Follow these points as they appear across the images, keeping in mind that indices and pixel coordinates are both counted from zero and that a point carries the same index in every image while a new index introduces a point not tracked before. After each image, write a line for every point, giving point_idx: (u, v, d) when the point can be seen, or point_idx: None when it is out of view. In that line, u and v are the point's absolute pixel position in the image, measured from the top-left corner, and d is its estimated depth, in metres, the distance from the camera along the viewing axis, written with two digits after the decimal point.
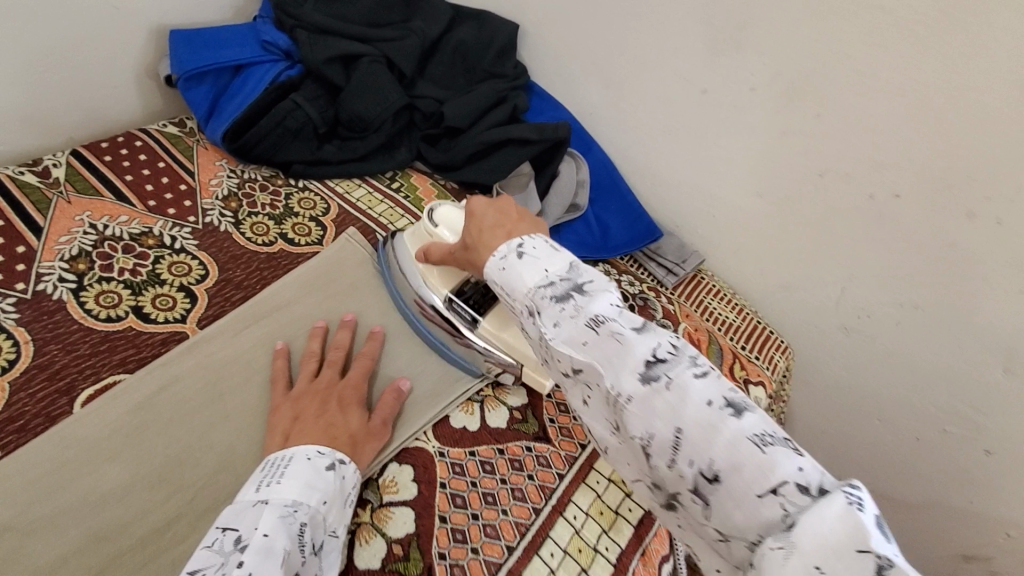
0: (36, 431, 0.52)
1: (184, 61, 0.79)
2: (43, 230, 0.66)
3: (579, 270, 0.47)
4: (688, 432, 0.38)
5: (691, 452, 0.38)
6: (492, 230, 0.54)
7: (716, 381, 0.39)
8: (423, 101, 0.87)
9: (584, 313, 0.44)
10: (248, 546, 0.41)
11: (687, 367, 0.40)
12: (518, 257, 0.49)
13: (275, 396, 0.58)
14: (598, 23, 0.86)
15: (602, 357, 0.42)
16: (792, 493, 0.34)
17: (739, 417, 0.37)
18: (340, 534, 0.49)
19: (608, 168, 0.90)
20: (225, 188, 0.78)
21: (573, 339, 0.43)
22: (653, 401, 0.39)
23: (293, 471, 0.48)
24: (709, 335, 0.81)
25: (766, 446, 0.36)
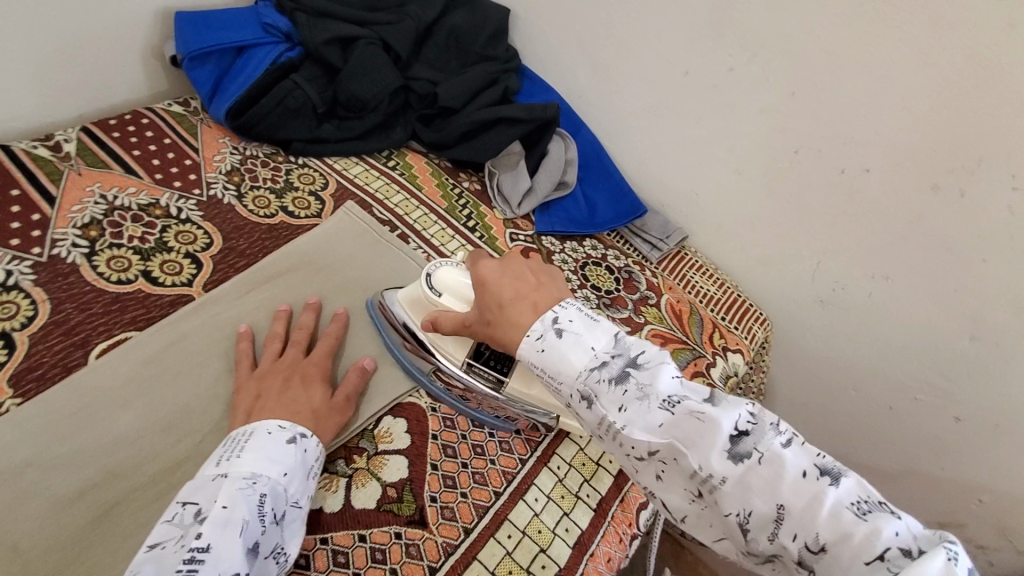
0: (53, 380, 0.56)
1: (188, 42, 0.83)
2: (56, 200, 0.70)
3: (628, 345, 0.48)
4: (789, 506, 0.39)
5: (794, 525, 0.39)
6: (516, 301, 0.53)
7: (801, 449, 0.41)
8: (418, 82, 0.91)
9: (653, 393, 0.45)
10: (206, 518, 0.43)
11: (772, 438, 0.41)
12: (560, 337, 0.49)
13: (238, 376, 0.59)
14: (586, 8, 0.89)
15: (684, 437, 0.43)
16: (897, 557, 0.35)
17: (834, 484, 0.39)
18: (304, 504, 0.50)
19: (596, 148, 0.94)
20: (228, 163, 0.82)
21: (648, 423, 0.44)
22: (747, 477, 0.41)
23: (254, 444, 0.50)
24: (690, 306, 0.85)
25: (865, 512, 0.38)
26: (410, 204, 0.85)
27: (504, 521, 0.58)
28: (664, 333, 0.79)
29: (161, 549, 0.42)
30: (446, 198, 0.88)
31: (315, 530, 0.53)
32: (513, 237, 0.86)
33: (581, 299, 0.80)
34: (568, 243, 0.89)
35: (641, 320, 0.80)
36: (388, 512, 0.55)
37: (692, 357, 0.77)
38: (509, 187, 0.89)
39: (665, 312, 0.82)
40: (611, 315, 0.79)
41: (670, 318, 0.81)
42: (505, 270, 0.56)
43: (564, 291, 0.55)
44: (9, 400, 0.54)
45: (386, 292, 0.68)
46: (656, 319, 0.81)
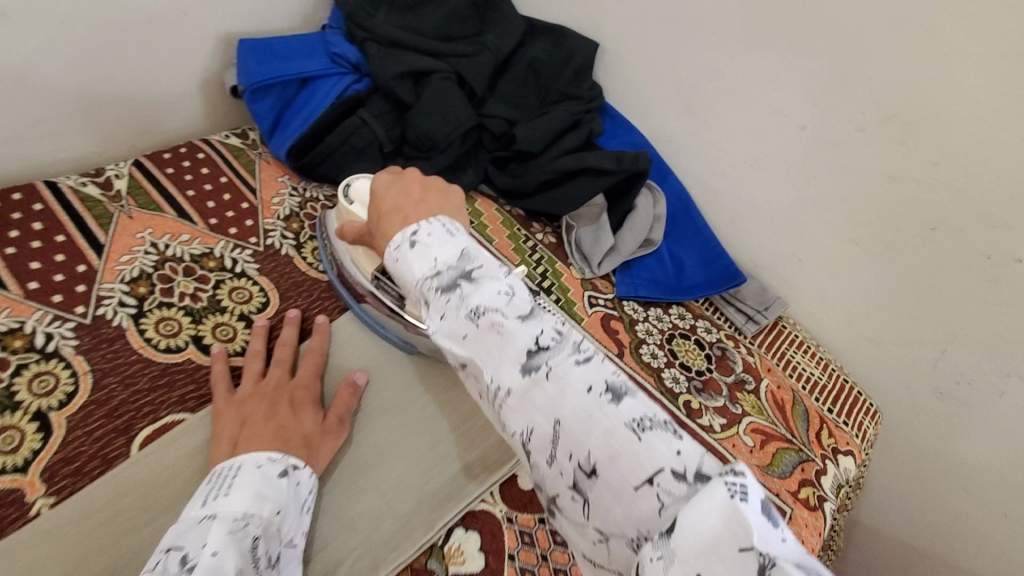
0: (91, 475, 0.49)
1: (251, 73, 0.76)
2: (104, 248, 0.64)
3: (470, 258, 0.45)
4: (565, 425, 0.36)
5: (570, 445, 0.36)
6: (392, 214, 0.51)
7: (598, 367, 0.39)
8: (493, 121, 0.82)
9: (468, 301, 0.42)
10: (196, 565, 0.37)
11: (569, 355, 0.39)
12: (410, 246, 0.47)
13: (217, 402, 0.54)
14: (686, 46, 0.80)
15: (484, 349, 0.40)
16: (667, 482, 0.33)
17: (617, 402, 0.37)
18: (296, 544, 0.46)
19: (685, 201, 0.84)
20: (286, 207, 0.75)
21: (455, 332, 0.41)
22: (532, 392, 0.38)
23: (240, 482, 0.45)
24: (793, 395, 0.74)
25: (644, 430, 0.35)
26: None
27: None
28: (765, 428, 0.69)
29: None
30: (519, 252, 0.80)
31: None
32: (593, 302, 0.77)
33: (669, 380, 0.71)
34: (652, 310, 0.79)
35: (738, 410, 0.70)
36: None
37: (799, 460, 0.67)
38: (590, 244, 0.80)
39: (765, 402, 0.72)
40: (703, 402, 0.70)
41: (771, 409, 0.71)
42: (395, 180, 0.54)
43: (447, 211, 0.51)
44: (42, 499, 0.47)
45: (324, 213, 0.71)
46: (755, 409, 0.71)
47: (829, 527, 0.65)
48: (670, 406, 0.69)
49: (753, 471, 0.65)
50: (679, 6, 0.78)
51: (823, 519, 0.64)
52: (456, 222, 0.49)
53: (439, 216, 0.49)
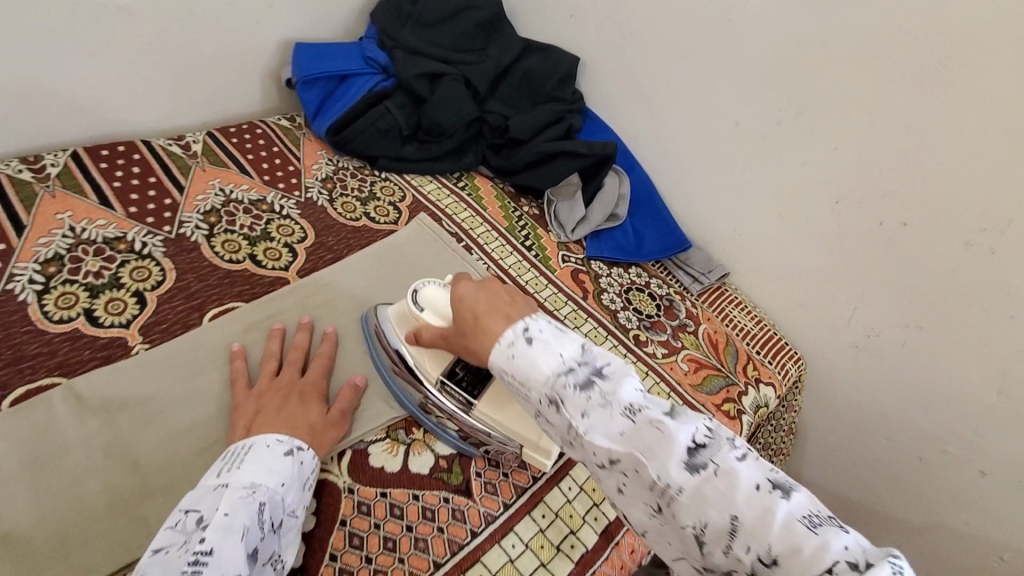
0: (174, 334, 0.66)
1: (302, 67, 0.96)
2: (185, 188, 0.82)
3: (595, 355, 0.50)
4: (744, 519, 0.39)
5: (748, 538, 0.39)
6: (490, 314, 0.55)
7: (755, 463, 0.42)
8: (492, 115, 1.02)
9: (615, 400, 0.46)
10: (209, 525, 0.45)
11: (729, 453, 0.43)
12: (529, 343, 0.50)
13: (237, 394, 0.61)
14: (648, 59, 0.99)
15: (643, 446, 0.44)
16: (845, 570, 0.36)
17: (787, 497, 0.40)
18: (299, 514, 0.53)
19: (646, 185, 1.02)
20: (324, 172, 0.94)
21: (609, 430, 0.45)
22: (705, 489, 0.41)
23: (252, 457, 0.52)
24: (726, 338, 0.90)
25: (816, 526, 0.38)
26: (474, 221, 0.95)
27: (539, 501, 0.64)
28: (699, 359, 0.85)
29: (167, 554, 0.44)
30: (508, 219, 0.98)
31: (376, 484, 0.61)
32: (565, 259, 0.94)
33: (623, 318, 0.87)
34: (615, 269, 0.96)
35: (678, 343, 0.86)
36: (438, 479, 0.63)
37: (724, 384, 0.82)
38: (565, 214, 0.97)
39: (701, 340, 0.87)
40: (650, 336, 0.86)
41: (706, 346, 0.87)
42: (482, 287, 0.58)
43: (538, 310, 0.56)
44: (139, 344, 0.64)
45: (380, 307, 0.71)
46: (693, 345, 0.86)
47: (746, 434, 0.80)
48: (622, 337, 0.84)
49: (685, 388, 0.80)
50: (643, 27, 0.97)
51: (740, 427, 0.79)
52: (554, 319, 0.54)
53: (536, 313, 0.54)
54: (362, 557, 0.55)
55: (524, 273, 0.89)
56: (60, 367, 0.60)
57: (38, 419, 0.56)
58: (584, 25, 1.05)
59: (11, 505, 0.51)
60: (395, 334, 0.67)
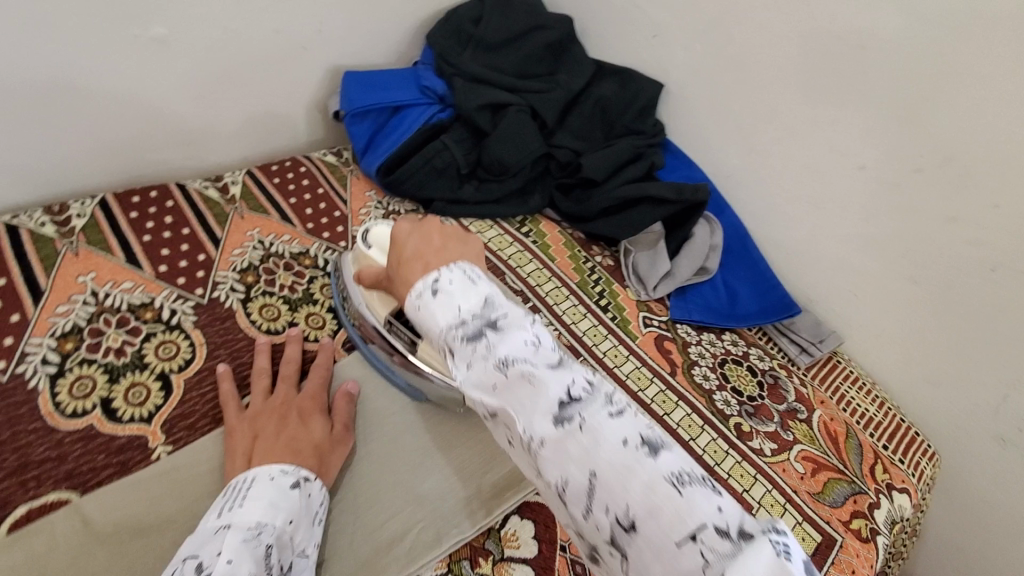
0: (202, 431, 0.56)
1: (353, 99, 0.86)
2: (221, 241, 0.73)
3: (495, 305, 0.43)
4: (601, 476, 0.34)
5: (607, 498, 0.34)
6: (412, 261, 0.49)
7: (631, 419, 0.37)
8: (561, 151, 0.89)
9: (495, 350, 0.40)
10: (211, 573, 0.39)
11: (602, 407, 0.37)
12: (432, 294, 0.45)
13: (228, 418, 0.56)
14: (748, 87, 0.85)
15: (514, 400, 0.39)
16: (711, 538, 0.31)
17: (655, 456, 0.35)
18: (309, 554, 0.48)
19: (741, 234, 0.88)
20: (373, 218, 0.84)
21: (483, 381, 0.40)
22: (566, 444, 0.36)
23: (255, 493, 0.47)
24: (847, 428, 0.74)
25: (684, 485, 0.33)
26: (541, 275, 0.83)
27: None
28: (816, 457, 0.70)
29: None
30: (578, 271, 0.85)
31: None
32: (647, 322, 0.81)
33: (720, 402, 0.73)
34: (705, 334, 0.82)
35: (789, 437, 0.71)
36: None
37: (850, 492, 0.67)
38: (646, 268, 0.84)
39: (817, 432, 0.72)
40: (754, 426, 0.71)
41: (824, 439, 0.72)
42: (416, 226, 0.52)
43: (471, 258, 0.49)
44: (161, 446, 0.55)
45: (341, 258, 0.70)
46: (806, 438, 0.72)
47: (882, 560, 0.64)
48: (720, 427, 0.70)
49: (802, 497, 0.66)
50: (743, 52, 0.84)
51: (875, 551, 0.64)
52: (476, 268, 0.47)
53: (458, 261, 0.47)
54: None
55: (601, 342, 0.76)
56: (68, 478, 0.51)
57: (37, 552, 0.47)
58: (669, 47, 0.92)
59: None
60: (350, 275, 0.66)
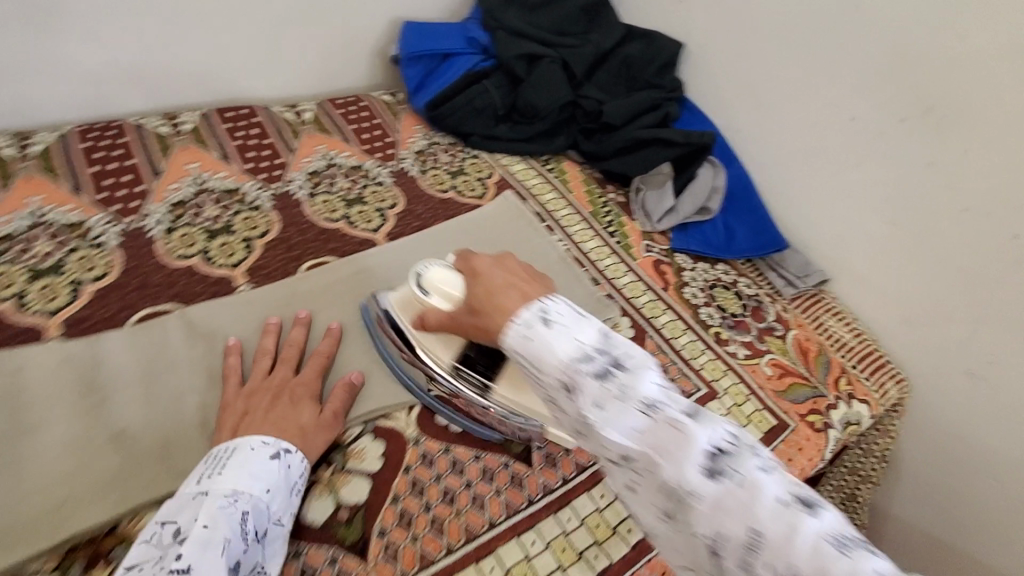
0: (274, 280, 0.72)
1: (409, 45, 1.01)
2: (294, 151, 0.89)
3: (614, 342, 0.44)
4: (765, 533, 0.35)
5: (769, 553, 0.35)
6: (505, 288, 0.51)
7: (781, 475, 0.38)
8: (587, 100, 1.01)
9: (633, 393, 0.41)
10: (187, 540, 0.44)
11: (751, 461, 0.38)
12: (544, 325, 0.45)
13: (227, 393, 0.58)
14: (759, 47, 0.94)
15: (660, 447, 0.39)
16: None
17: (814, 515, 0.36)
18: (285, 522, 0.50)
19: (746, 182, 0.96)
20: (419, 145, 0.98)
21: (624, 424, 0.41)
22: (722, 497, 0.37)
23: (236, 461, 0.50)
24: (819, 347, 0.84)
25: (844, 546, 0.35)
26: (558, 203, 0.95)
27: (599, 481, 0.62)
28: (785, 364, 0.79)
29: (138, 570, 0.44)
30: (592, 204, 0.97)
31: (441, 440, 0.61)
32: (648, 248, 0.91)
33: (704, 314, 0.83)
34: (701, 264, 0.92)
35: (763, 347, 0.81)
36: (500, 445, 0.62)
37: (812, 395, 0.77)
38: (653, 205, 0.95)
39: (790, 347, 0.82)
40: (732, 335, 0.81)
41: (795, 353, 0.81)
42: (498, 262, 0.54)
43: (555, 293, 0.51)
44: (244, 285, 0.70)
45: (374, 293, 0.69)
46: (780, 350, 0.81)
47: (831, 451, 0.74)
48: (700, 332, 0.80)
49: (767, 393, 0.76)
50: (757, 15, 0.93)
51: (825, 441, 0.74)
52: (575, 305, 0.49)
53: (557, 296, 0.49)
54: (422, 504, 0.56)
55: (604, 259, 0.88)
56: (177, 297, 0.67)
57: (155, 339, 0.62)
58: (692, 11, 1.01)
59: (128, 408, 0.57)
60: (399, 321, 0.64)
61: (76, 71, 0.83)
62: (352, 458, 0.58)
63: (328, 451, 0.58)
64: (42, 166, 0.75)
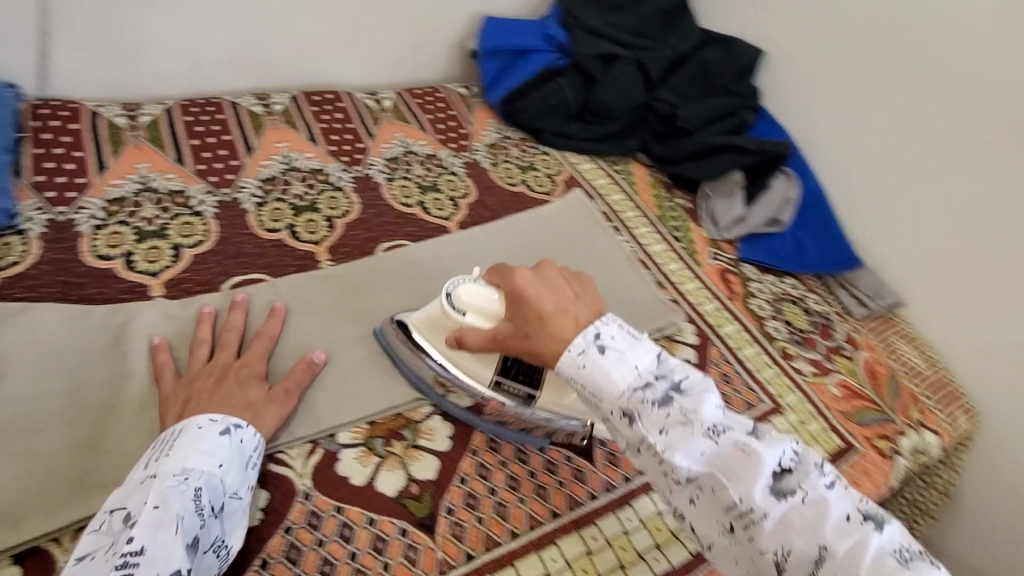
0: (355, 258, 0.75)
1: (489, 41, 1.03)
2: (374, 137, 0.92)
3: (670, 365, 0.48)
4: (833, 550, 0.40)
5: (837, 568, 0.40)
6: (557, 314, 0.50)
7: (842, 492, 0.43)
8: (660, 103, 1.01)
9: (694, 418, 0.45)
10: (135, 522, 0.42)
11: (814, 479, 0.43)
12: (600, 351, 0.47)
13: (165, 386, 0.57)
14: (844, 58, 0.92)
15: (728, 469, 0.44)
16: None
17: (875, 529, 0.41)
18: (243, 495, 0.49)
19: (819, 196, 0.94)
20: (490, 139, 1.00)
21: (690, 449, 0.44)
22: (790, 515, 0.42)
23: (182, 442, 0.48)
24: (889, 371, 0.82)
25: (905, 559, 0.40)
26: (626, 204, 0.95)
27: None
28: (853, 386, 0.78)
29: (91, 559, 0.42)
30: (659, 207, 0.96)
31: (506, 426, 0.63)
32: (715, 256, 0.91)
33: (770, 327, 0.82)
34: (767, 276, 0.90)
35: (830, 366, 0.80)
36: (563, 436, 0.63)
37: (880, 420, 0.76)
38: (723, 213, 0.94)
39: (859, 368, 0.81)
40: (799, 351, 0.80)
41: (864, 375, 0.80)
42: (539, 278, 0.52)
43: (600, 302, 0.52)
44: (326, 262, 0.74)
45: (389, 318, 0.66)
46: (848, 371, 0.80)
47: (898, 478, 0.72)
48: (766, 345, 0.80)
49: (833, 413, 0.75)
50: (844, 26, 0.91)
51: (892, 467, 0.72)
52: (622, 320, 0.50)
53: (606, 313, 0.50)
54: (488, 487, 0.58)
55: (670, 263, 0.88)
56: (266, 267, 0.71)
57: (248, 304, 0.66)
58: (775, 20, 1.00)
59: None
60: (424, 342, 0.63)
61: (183, 50, 0.89)
62: (423, 437, 0.60)
63: (400, 427, 0.61)
64: (149, 136, 0.80)
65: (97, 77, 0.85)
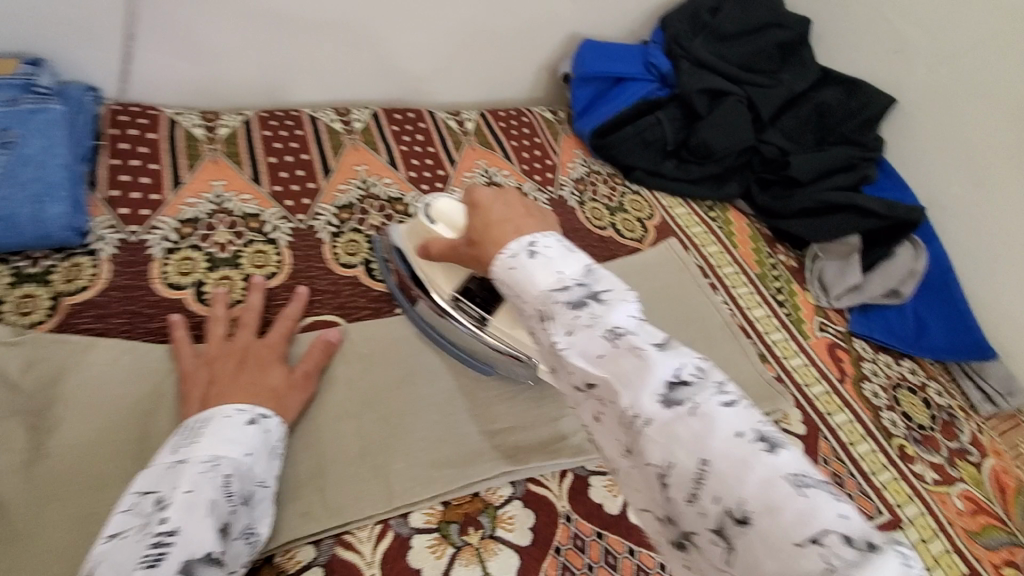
0: None
1: (585, 65, 0.94)
2: (456, 164, 0.86)
3: (597, 276, 0.39)
4: (713, 467, 0.29)
5: (718, 488, 0.29)
6: (501, 223, 0.45)
7: (746, 412, 0.31)
8: (769, 147, 0.91)
9: (604, 321, 0.36)
10: (168, 504, 0.39)
11: (712, 394, 0.32)
12: (528, 257, 0.41)
13: (185, 364, 0.55)
14: (993, 116, 0.80)
15: (620, 374, 0.34)
16: (836, 546, 0.26)
17: (772, 453, 0.29)
18: (269, 483, 0.47)
19: (946, 268, 0.83)
20: (577, 172, 0.92)
21: (588, 350, 0.36)
22: (675, 426, 0.31)
23: (210, 429, 0.45)
24: (1019, 484, 0.72)
25: (806, 487, 0.28)
26: (723, 258, 0.86)
27: None
28: (978, 499, 0.68)
29: (122, 539, 0.38)
30: (760, 264, 0.87)
31: (595, 521, 0.57)
32: (823, 327, 0.81)
33: (887, 420, 0.72)
34: (882, 355, 0.80)
35: (955, 473, 0.70)
36: None
37: (1009, 541, 0.65)
38: (833, 279, 0.84)
39: (987, 479, 0.71)
40: (920, 453, 0.70)
41: (992, 488, 0.70)
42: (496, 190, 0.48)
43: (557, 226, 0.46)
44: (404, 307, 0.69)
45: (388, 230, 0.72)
46: (974, 480, 0.70)
47: None
48: (883, 443, 0.70)
49: (957, 531, 0.65)
50: (1000, 80, 0.79)
51: None
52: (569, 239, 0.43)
53: (553, 231, 0.43)
54: None
55: (773, 332, 0.79)
56: (339, 309, 0.66)
57: None
58: (912, 63, 0.88)
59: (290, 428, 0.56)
60: (405, 248, 0.66)
61: (268, 58, 0.84)
62: (502, 526, 0.54)
63: (477, 513, 0.55)
64: (227, 150, 0.75)
65: (182, 81, 0.82)
